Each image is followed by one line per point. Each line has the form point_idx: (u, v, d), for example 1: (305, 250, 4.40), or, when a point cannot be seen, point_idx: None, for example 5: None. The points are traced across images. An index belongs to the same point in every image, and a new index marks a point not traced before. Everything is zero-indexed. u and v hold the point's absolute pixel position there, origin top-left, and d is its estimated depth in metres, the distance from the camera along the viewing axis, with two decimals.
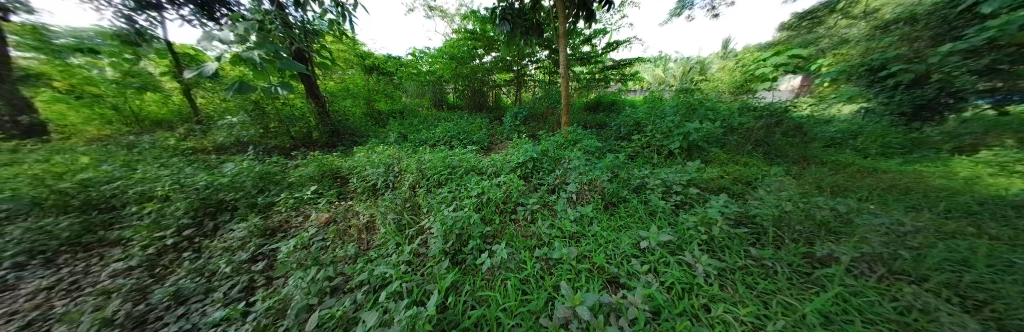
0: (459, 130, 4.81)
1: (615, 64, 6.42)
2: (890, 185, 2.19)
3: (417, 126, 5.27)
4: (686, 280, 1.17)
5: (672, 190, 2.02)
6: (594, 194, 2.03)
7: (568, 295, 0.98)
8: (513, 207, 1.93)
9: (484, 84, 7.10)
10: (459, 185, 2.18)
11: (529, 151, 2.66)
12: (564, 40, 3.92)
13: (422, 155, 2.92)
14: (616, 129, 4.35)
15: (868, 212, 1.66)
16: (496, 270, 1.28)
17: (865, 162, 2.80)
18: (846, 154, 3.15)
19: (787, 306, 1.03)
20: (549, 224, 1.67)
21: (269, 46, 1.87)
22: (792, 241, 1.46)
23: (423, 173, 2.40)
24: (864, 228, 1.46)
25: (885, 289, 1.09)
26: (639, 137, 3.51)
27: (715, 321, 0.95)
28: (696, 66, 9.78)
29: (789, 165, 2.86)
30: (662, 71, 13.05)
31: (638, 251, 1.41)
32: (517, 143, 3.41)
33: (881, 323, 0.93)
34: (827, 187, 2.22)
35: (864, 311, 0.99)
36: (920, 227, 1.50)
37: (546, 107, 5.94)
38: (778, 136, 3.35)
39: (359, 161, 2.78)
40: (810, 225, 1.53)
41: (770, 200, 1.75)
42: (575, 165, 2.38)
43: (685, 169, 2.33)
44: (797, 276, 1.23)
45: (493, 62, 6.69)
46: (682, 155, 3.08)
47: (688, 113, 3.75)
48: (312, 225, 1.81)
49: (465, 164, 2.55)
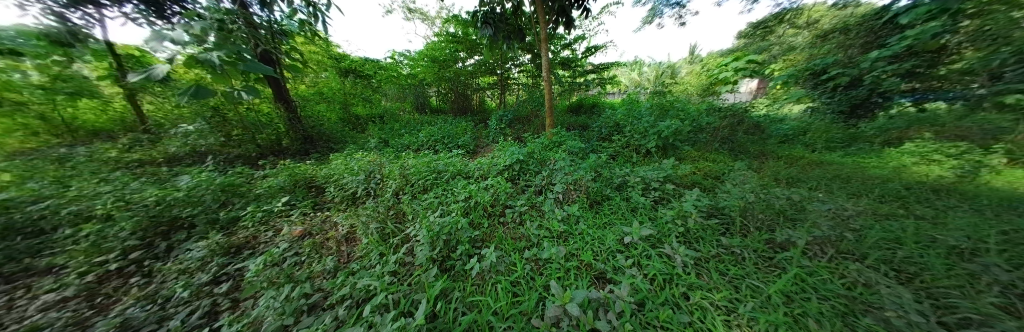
0: (442, 134, 4.74)
1: (594, 68, 6.71)
2: (835, 175, 2.47)
3: (399, 131, 5.14)
4: (667, 271, 1.24)
5: (651, 187, 2.14)
6: (579, 194, 2.09)
7: (558, 293, 1.00)
8: (502, 210, 1.93)
9: (468, 88, 7.08)
10: (445, 190, 2.15)
11: (515, 153, 2.69)
12: (546, 44, 3.98)
13: (405, 160, 2.85)
14: (598, 130, 4.51)
15: (818, 200, 1.86)
16: (486, 274, 1.27)
17: (813, 155, 3.13)
18: (798, 148, 3.51)
19: (754, 288, 1.13)
20: (538, 225, 1.69)
21: (234, 47, 1.75)
22: (756, 229, 1.60)
23: (407, 179, 2.36)
24: (815, 214, 1.63)
25: (835, 267, 1.23)
26: (620, 137, 3.69)
27: (693, 307, 1.03)
28: (668, 70, 10.37)
29: (750, 160, 3.13)
30: (638, 74, 13.67)
31: (623, 246, 1.47)
32: (503, 146, 3.43)
33: (833, 299, 1.05)
34: (784, 179, 2.46)
35: (819, 288, 1.11)
36: (860, 211, 1.72)
37: (530, 110, 6.06)
38: (740, 134, 3.67)
39: (336, 168, 2.66)
40: (771, 213, 1.68)
41: (735, 193, 1.90)
42: (560, 166, 2.44)
43: (662, 167, 2.47)
44: (761, 260, 1.35)
45: (476, 65, 6.69)
46: (658, 153, 3.27)
47: (661, 114, 4.00)
48: (284, 239, 1.69)
49: (451, 168, 2.53)
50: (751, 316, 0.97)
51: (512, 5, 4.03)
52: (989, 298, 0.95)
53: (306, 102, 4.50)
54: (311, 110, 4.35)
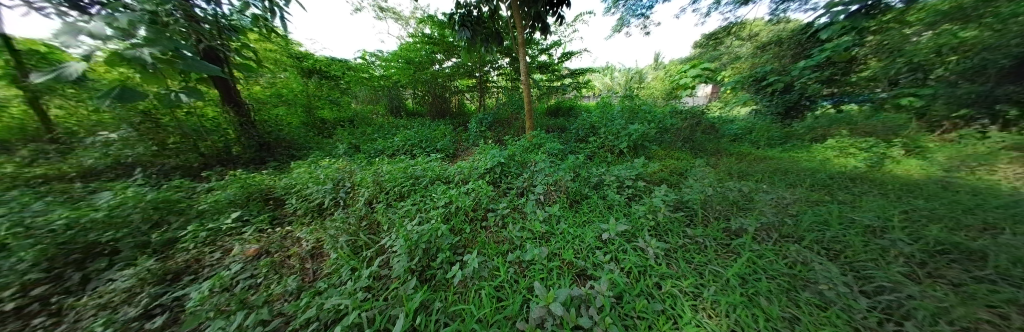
0: (419, 138, 4.60)
1: (570, 72, 6.98)
2: (776, 168, 2.83)
3: (372, 136, 4.88)
4: (642, 263, 1.32)
5: (625, 185, 2.27)
6: (559, 194, 2.14)
7: (541, 294, 1.01)
8: (483, 214, 1.92)
9: (446, 90, 6.96)
10: (424, 196, 2.07)
11: (495, 156, 2.70)
12: (524, 49, 4.06)
13: (379, 166, 2.71)
14: (575, 132, 4.68)
15: (763, 191, 2.12)
16: (468, 281, 1.24)
17: (758, 152, 3.56)
18: (747, 145, 3.96)
19: (715, 273, 1.25)
20: (520, 227, 1.70)
21: (170, 42, 1.50)
22: (714, 219, 1.77)
23: (382, 186, 2.24)
24: (762, 204, 1.85)
25: (779, 249, 1.41)
26: (595, 139, 3.87)
27: (665, 296, 1.10)
28: (636, 76, 11.15)
29: (709, 157, 3.47)
30: (610, 78, 14.50)
31: (601, 243, 1.53)
32: (483, 150, 3.41)
33: (779, 277, 1.21)
34: (736, 173, 2.77)
35: (767, 269, 1.26)
36: (796, 198, 1.99)
37: (509, 113, 6.11)
38: (699, 134, 4.06)
39: (299, 178, 2.44)
40: (727, 205, 1.86)
41: (697, 187, 2.10)
42: (541, 167, 2.49)
43: (634, 165, 2.64)
44: (720, 247, 1.49)
45: (454, 67, 6.62)
46: (630, 153, 3.50)
47: (632, 116, 4.28)
48: (235, 259, 1.50)
49: (429, 174, 2.46)
50: (714, 299, 1.07)
51: (489, 9, 4.06)
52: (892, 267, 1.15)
53: (265, 103, 4.06)
54: (270, 114, 3.94)
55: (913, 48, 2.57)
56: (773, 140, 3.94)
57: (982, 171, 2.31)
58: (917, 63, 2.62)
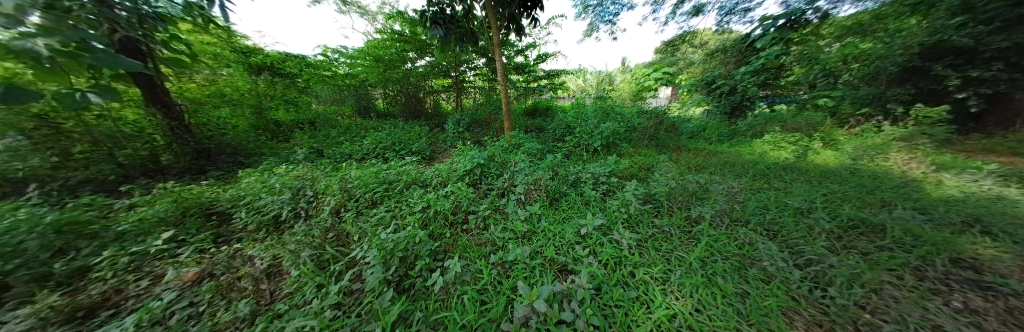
0: (392, 140, 4.36)
1: (546, 74, 7.15)
2: (726, 161, 3.21)
3: (338, 139, 4.52)
4: (617, 254, 1.40)
5: (600, 181, 2.39)
6: (539, 193, 2.19)
7: (525, 293, 1.03)
8: (464, 217, 1.88)
9: (420, 90, 6.69)
10: (399, 201, 1.97)
11: (475, 157, 2.67)
12: (500, 50, 4.06)
13: (348, 172, 2.52)
14: (552, 132, 4.82)
15: (717, 182, 2.38)
16: (450, 287, 1.21)
17: (712, 147, 3.99)
18: (702, 141, 4.42)
19: (680, 259, 1.37)
20: (502, 228, 1.70)
21: (76, 32, 1.19)
22: (677, 209, 1.95)
23: (351, 193, 2.09)
24: (716, 193, 2.08)
25: (731, 233, 1.59)
26: (572, 138, 4.03)
27: (638, 283, 1.19)
28: (606, 78, 11.82)
29: (671, 153, 3.81)
30: (583, 80, 15.16)
31: (580, 238, 1.60)
32: (461, 151, 3.34)
33: (731, 258, 1.37)
34: (694, 166, 3.08)
35: (722, 252, 1.42)
36: (743, 187, 2.28)
37: (488, 113, 6.08)
38: (662, 132, 4.45)
39: (250, 188, 2.17)
40: (687, 196, 2.07)
41: (662, 181, 2.29)
42: (520, 167, 2.52)
43: (608, 162, 2.79)
44: (683, 234, 1.64)
45: (427, 67, 6.43)
46: (603, 151, 3.69)
47: (604, 116, 4.54)
48: (168, 287, 1.25)
49: (405, 178, 2.35)
50: (680, 281, 1.18)
51: (463, 8, 3.99)
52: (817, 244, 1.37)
53: (206, 100, 3.40)
54: (214, 115, 3.38)
55: (827, 57, 4.19)
56: (722, 137, 4.45)
57: (875, 159, 2.85)
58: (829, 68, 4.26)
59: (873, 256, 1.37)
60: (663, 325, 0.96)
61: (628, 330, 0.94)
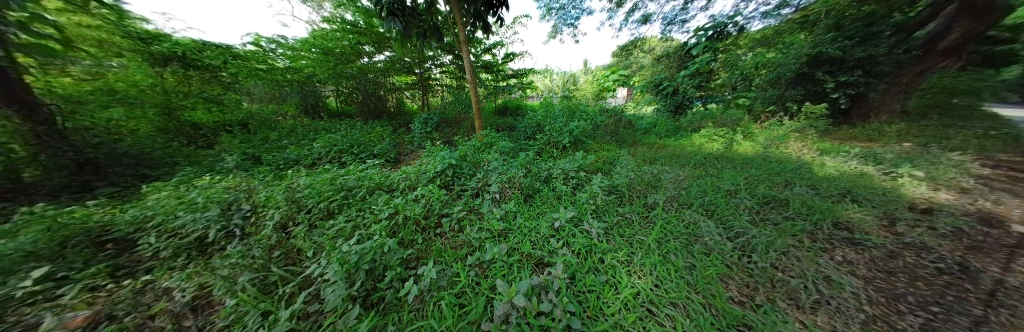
0: (350, 143, 3.96)
1: (514, 73, 7.21)
2: (674, 153, 3.66)
3: (281, 143, 3.95)
4: (588, 243, 1.49)
5: (570, 176, 2.52)
6: (514, 191, 2.21)
7: (505, 291, 1.03)
8: (437, 220, 1.81)
9: (380, 87, 6.26)
10: (362, 209, 1.81)
11: (446, 158, 2.58)
12: (467, 47, 3.96)
13: (296, 180, 2.21)
14: (524, 130, 4.91)
15: (668, 171, 2.70)
16: (425, 295, 1.15)
17: (662, 141, 4.51)
18: (655, 135, 4.95)
19: (641, 242, 1.52)
20: (478, 228, 1.68)
21: None
22: (637, 197, 2.16)
23: (301, 203, 1.85)
24: (668, 182, 2.36)
25: (680, 216, 1.82)
26: (542, 136, 4.17)
27: (607, 268, 1.29)
28: (571, 78, 12.47)
29: (630, 147, 4.20)
30: (550, 80, 15.75)
31: (554, 231, 1.67)
32: (431, 152, 3.19)
33: (681, 237, 1.58)
34: (650, 159, 3.44)
35: (673, 233, 1.61)
36: (688, 175, 2.63)
37: (457, 112, 5.90)
38: (622, 129, 4.88)
39: (163, 206, 1.76)
40: (644, 185, 2.30)
41: (624, 173, 2.51)
42: (494, 166, 2.51)
43: (576, 158, 2.95)
44: (642, 219, 1.83)
45: (388, 62, 6.07)
46: (572, 147, 3.90)
47: (571, 115, 4.78)
48: None
49: (367, 183, 2.16)
50: (642, 262, 1.32)
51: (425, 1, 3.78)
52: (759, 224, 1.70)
53: (91, 97, 2.60)
54: (106, 115, 2.63)
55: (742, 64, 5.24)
56: (670, 132, 5.07)
57: (780, 148, 3.55)
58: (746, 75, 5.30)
59: (780, 225, 1.72)
60: (630, 302, 1.06)
61: (602, 312, 1.02)
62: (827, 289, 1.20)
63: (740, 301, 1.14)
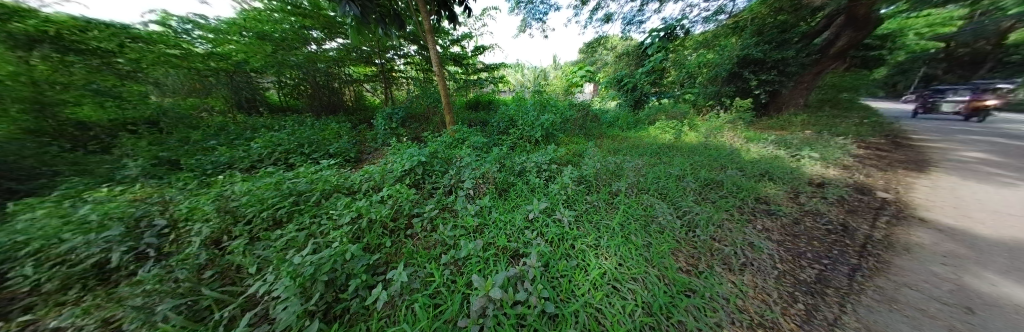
0: (299, 141, 3.52)
1: (484, 66, 7.04)
2: (634, 143, 4.00)
3: (206, 144, 3.33)
4: (561, 232, 1.56)
5: (543, 169, 2.59)
6: (488, 186, 2.20)
7: (480, 286, 1.02)
8: (407, 221, 1.72)
9: (333, 79, 5.80)
10: (318, 215, 1.63)
11: (415, 155, 2.44)
12: (433, 37, 3.74)
13: (232, 187, 1.89)
14: (496, 125, 4.88)
15: (629, 160, 2.96)
16: (397, 299, 1.09)
17: (625, 133, 4.88)
18: (619, 128, 5.33)
19: (607, 226, 1.65)
20: (451, 226, 1.64)
21: None
22: (603, 185, 2.31)
23: (238, 213, 1.60)
24: (630, 170, 2.57)
25: (640, 200, 2.01)
26: (515, 131, 4.21)
27: (578, 253, 1.37)
28: (541, 73, 12.69)
29: (597, 139, 4.47)
30: (522, 75, 15.82)
31: (528, 222, 1.70)
32: (397, 149, 2.99)
33: (641, 219, 1.75)
34: (614, 149, 3.71)
35: (635, 216, 1.77)
36: (646, 163, 2.91)
37: (425, 106, 5.57)
38: (588, 122, 5.17)
39: (39, 228, 1.35)
40: (609, 174, 2.48)
41: (592, 164, 2.67)
42: (466, 162, 2.46)
43: (548, 151, 3.03)
44: (608, 205, 1.97)
45: (341, 50, 5.53)
46: (543, 141, 4.01)
47: (542, 109, 4.89)
48: None
49: (323, 186, 1.95)
50: (609, 245, 1.42)
51: None
52: (707, 203, 1.99)
53: None
54: None
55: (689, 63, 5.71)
56: (631, 125, 5.51)
57: (717, 137, 4.12)
58: (689, 72, 5.81)
59: (717, 203, 2.02)
60: (598, 282, 1.15)
61: (573, 294, 1.09)
62: (750, 253, 1.50)
63: (687, 270, 1.32)
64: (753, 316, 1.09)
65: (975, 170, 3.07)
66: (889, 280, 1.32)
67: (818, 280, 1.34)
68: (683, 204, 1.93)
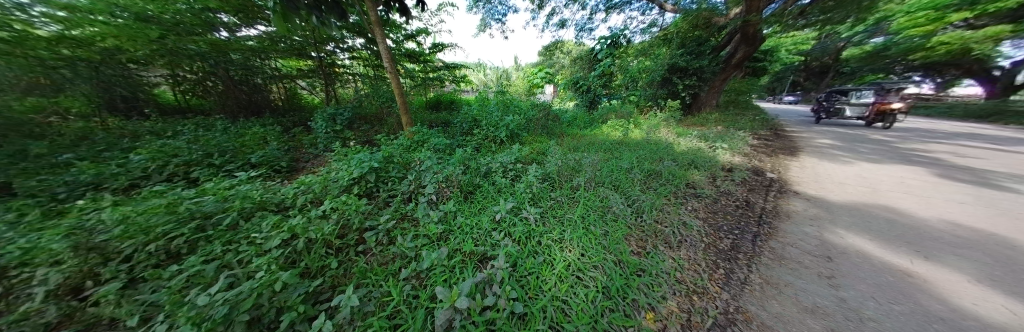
0: (205, 151, 2.83)
1: (445, 64, 6.65)
2: (591, 141, 4.31)
3: (51, 158, 2.42)
4: (528, 230, 1.58)
5: (508, 169, 2.59)
6: (452, 189, 2.11)
7: (445, 297, 0.96)
8: (358, 236, 1.53)
9: (254, 74, 5.02)
10: (236, 240, 1.32)
11: (365, 161, 2.19)
12: (381, 30, 3.42)
13: (99, 214, 1.40)
14: (459, 125, 4.72)
15: (587, 156, 3.18)
16: (347, 327, 0.95)
17: (583, 131, 5.24)
18: (577, 127, 5.69)
19: (570, 220, 1.73)
20: (412, 236, 1.50)
21: None
22: (565, 181, 2.43)
23: (111, 249, 1.18)
24: (588, 166, 2.76)
25: (598, 193, 2.17)
26: (479, 131, 4.14)
27: (544, 249, 1.41)
28: (503, 73, 12.80)
29: (559, 137, 4.70)
30: (484, 74, 15.75)
31: (495, 224, 1.68)
32: (344, 154, 2.64)
33: (598, 210, 1.89)
34: (574, 147, 3.95)
35: (594, 208, 1.91)
36: (601, 158, 3.15)
37: (377, 106, 5.05)
38: (550, 122, 5.40)
39: None
40: (570, 170, 2.62)
41: (555, 161, 2.79)
42: (427, 166, 2.30)
43: (514, 151, 3.03)
44: (569, 200, 2.08)
45: (264, 39, 4.63)
46: (508, 141, 4.03)
47: (505, 109, 4.91)
48: None
49: (244, 204, 1.60)
50: (571, 238, 1.49)
51: None
52: (651, 192, 2.25)
53: None
54: None
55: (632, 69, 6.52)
56: (587, 124, 5.95)
57: (656, 133, 4.75)
58: (631, 76, 6.64)
59: (658, 190, 2.31)
60: (563, 275, 1.19)
61: (541, 290, 1.11)
62: (684, 231, 1.76)
63: (638, 252, 1.48)
64: (688, 285, 1.27)
65: (825, 153, 4.16)
66: (778, 241, 1.70)
67: (732, 248, 1.65)
68: (632, 194, 2.16)
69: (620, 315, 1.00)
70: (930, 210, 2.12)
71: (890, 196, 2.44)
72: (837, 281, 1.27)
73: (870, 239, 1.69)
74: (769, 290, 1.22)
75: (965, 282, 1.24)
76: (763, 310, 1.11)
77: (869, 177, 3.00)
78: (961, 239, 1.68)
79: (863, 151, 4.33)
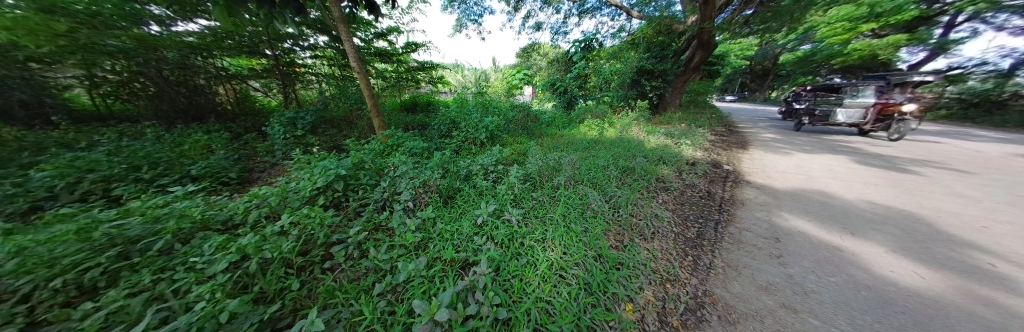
0: (131, 163, 2.42)
1: (420, 65, 6.35)
2: (570, 140, 4.44)
3: None
4: (510, 232, 1.57)
5: (489, 171, 2.55)
6: (430, 195, 2.02)
7: (423, 310, 0.90)
8: (324, 251, 1.39)
9: (194, 75, 4.49)
10: (174, 265, 1.13)
11: (331, 168, 2.02)
12: (346, 27, 3.18)
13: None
14: (437, 128, 4.58)
15: (566, 155, 3.25)
16: None
17: (561, 131, 5.38)
18: (557, 127, 5.81)
19: (552, 219, 1.75)
20: (386, 248, 1.41)
21: None
22: (545, 181, 2.45)
23: None
24: (568, 165, 2.83)
25: (577, 191, 2.22)
26: (459, 134, 4.05)
27: (527, 250, 1.40)
28: (481, 75, 12.73)
29: (539, 138, 4.76)
30: (462, 76, 15.55)
31: (477, 228, 1.64)
32: (306, 162, 2.41)
33: (579, 208, 1.93)
34: (553, 146, 4.02)
35: (574, 206, 1.95)
36: (579, 157, 3.25)
37: (346, 110, 4.72)
38: (530, 122, 5.46)
39: None
40: (550, 170, 2.65)
41: (535, 162, 2.81)
42: (403, 171, 2.18)
43: (494, 153, 2.99)
44: (550, 199, 2.10)
45: (208, 36, 4.09)
46: (489, 143, 3.99)
47: (485, 110, 4.86)
48: None
49: (184, 223, 1.40)
50: (553, 238, 1.50)
51: None
52: (626, 187, 2.37)
53: None
54: None
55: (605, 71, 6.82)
56: (565, 124, 6.12)
57: (629, 131, 5.02)
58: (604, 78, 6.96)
59: (633, 185, 2.44)
60: (547, 275, 1.19)
61: (525, 292, 1.10)
62: (657, 222, 1.87)
63: (616, 246, 1.54)
64: (662, 274, 1.35)
65: (771, 146, 4.70)
66: (737, 227, 1.87)
67: (698, 235, 1.79)
68: (608, 190, 2.25)
69: (601, 310, 1.02)
70: (851, 193, 2.48)
71: (821, 182, 2.82)
72: (784, 260, 1.43)
73: (809, 220, 1.94)
74: (730, 272, 1.34)
75: (882, 254, 1.47)
76: (726, 291, 1.21)
77: (805, 166, 3.44)
78: (877, 216, 1.98)
79: (800, 144, 4.96)
